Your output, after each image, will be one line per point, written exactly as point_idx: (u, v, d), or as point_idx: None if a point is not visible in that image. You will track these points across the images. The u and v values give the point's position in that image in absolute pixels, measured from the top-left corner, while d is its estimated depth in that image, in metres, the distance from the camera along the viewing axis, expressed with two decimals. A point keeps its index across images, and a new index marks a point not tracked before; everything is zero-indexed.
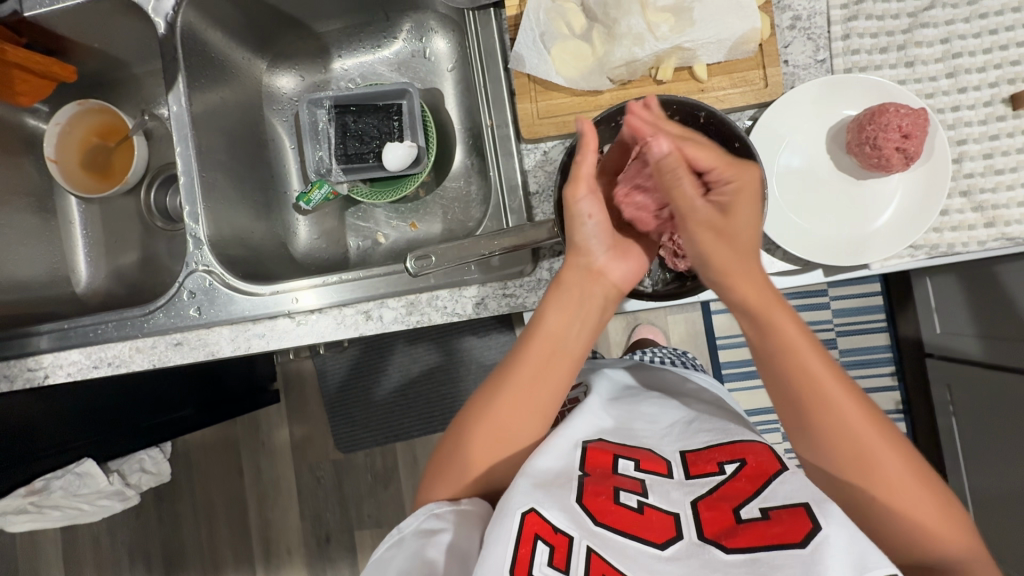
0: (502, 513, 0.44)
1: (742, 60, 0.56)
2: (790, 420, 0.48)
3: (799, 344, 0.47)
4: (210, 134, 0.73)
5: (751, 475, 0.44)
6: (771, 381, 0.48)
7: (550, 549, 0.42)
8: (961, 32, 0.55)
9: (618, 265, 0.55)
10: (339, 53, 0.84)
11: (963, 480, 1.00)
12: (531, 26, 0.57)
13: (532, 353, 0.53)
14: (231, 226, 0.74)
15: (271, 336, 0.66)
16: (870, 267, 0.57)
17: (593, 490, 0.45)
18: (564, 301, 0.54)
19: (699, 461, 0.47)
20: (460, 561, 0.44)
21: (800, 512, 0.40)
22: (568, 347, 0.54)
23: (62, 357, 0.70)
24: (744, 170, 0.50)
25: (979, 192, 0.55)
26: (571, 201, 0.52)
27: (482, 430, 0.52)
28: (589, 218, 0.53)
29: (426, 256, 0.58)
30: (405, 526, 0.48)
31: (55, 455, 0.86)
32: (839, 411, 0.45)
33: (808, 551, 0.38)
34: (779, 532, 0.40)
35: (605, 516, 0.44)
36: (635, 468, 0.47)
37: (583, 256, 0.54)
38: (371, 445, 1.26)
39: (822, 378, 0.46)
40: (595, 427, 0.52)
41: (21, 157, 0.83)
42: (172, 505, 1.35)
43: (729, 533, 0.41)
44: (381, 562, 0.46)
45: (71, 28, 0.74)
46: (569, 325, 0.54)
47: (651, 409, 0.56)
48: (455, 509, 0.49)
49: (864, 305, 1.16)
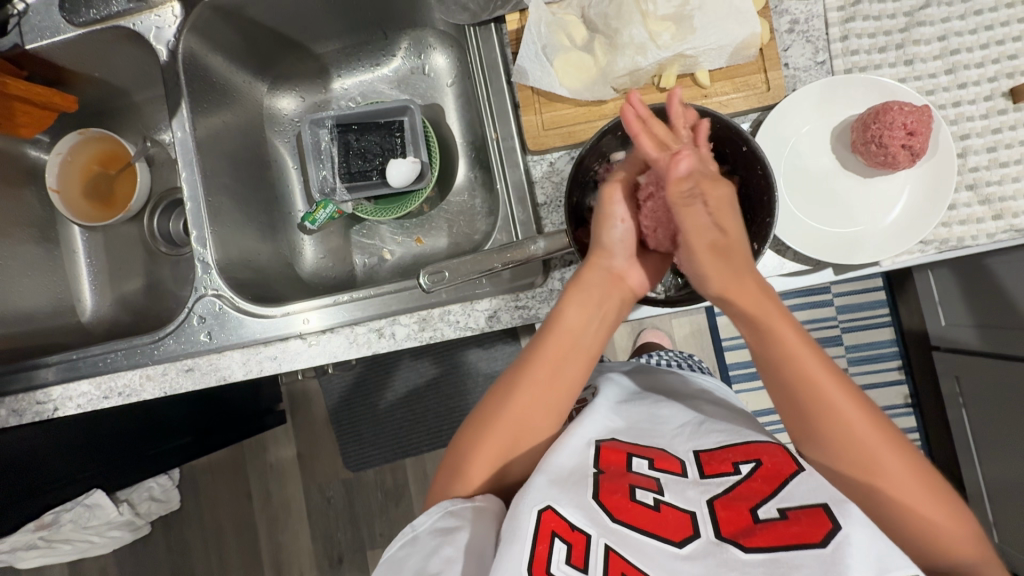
0: (517, 512, 0.44)
1: (744, 65, 0.57)
2: (793, 423, 0.48)
3: (799, 350, 0.47)
4: (215, 158, 0.73)
5: (767, 476, 0.44)
6: (775, 388, 0.48)
7: (567, 547, 0.42)
8: (957, 30, 0.56)
9: (638, 271, 0.56)
10: (339, 73, 0.84)
11: (977, 471, 1.00)
12: (532, 39, 0.58)
13: (552, 348, 0.53)
14: (239, 249, 0.74)
15: (284, 358, 0.66)
16: (881, 265, 0.57)
17: (609, 487, 0.45)
18: (584, 298, 0.54)
19: (713, 461, 0.47)
20: (477, 559, 0.43)
21: (819, 512, 0.40)
22: (585, 343, 0.54)
23: (71, 389, 0.69)
24: (721, 184, 0.50)
25: (986, 185, 0.56)
26: (607, 203, 0.54)
27: (492, 428, 0.51)
28: (620, 221, 0.55)
29: (440, 272, 0.58)
30: (419, 523, 0.47)
31: (64, 485, 0.86)
32: (844, 416, 0.45)
33: (829, 551, 0.38)
34: (799, 532, 0.39)
35: (621, 514, 0.43)
36: (650, 466, 0.47)
37: (606, 257, 0.55)
38: (381, 462, 1.25)
39: (825, 384, 0.46)
40: (606, 428, 0.52)
41: (22, 188, 0.83)
42: (181, 533, 1.33)
43: (747, 532, 0.41)
44: (394, 561, 0.45)
45: (72, 58, 0.75)
46: (588, 322, 0.54)
47: (662, 411, 0.55)
48: (469, 506, 0.48)
49: (868, 300, 1.16)
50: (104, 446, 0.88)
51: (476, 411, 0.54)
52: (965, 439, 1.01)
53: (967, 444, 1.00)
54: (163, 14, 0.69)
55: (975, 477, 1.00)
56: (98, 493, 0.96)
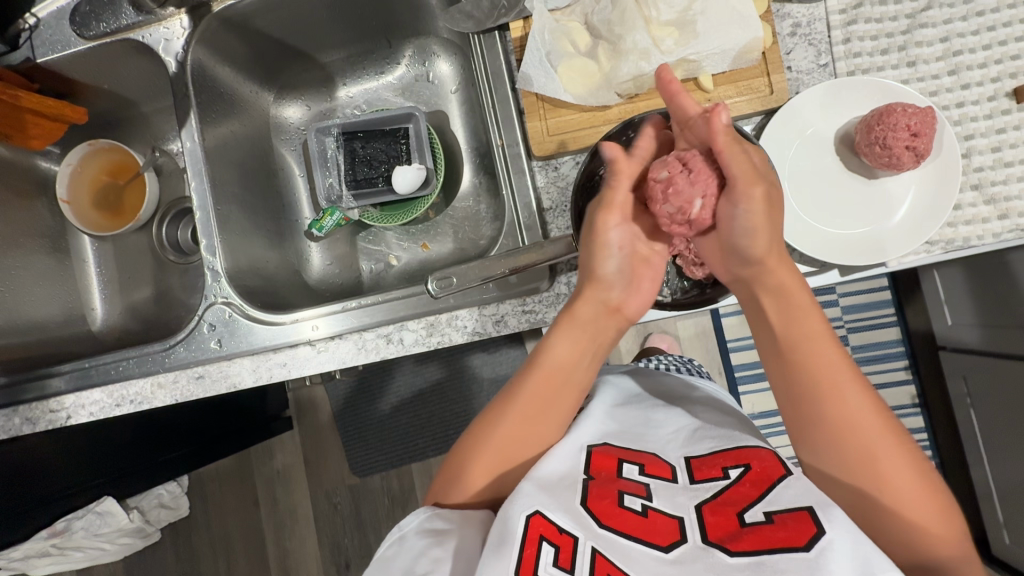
0: (507, 515, 0.44)
1: (746, 69, 0.57)
2: (793, 410, 0.48)
3: (806, 333, 0.47)
4: (223, 166, 0.74)
5: (754, 481, 0.44)
6: (781, 372, 0.48)
7: (555, 549, 0.42)
8: (959, 31, 0.56)
9: (635, 299, 0.55)
10: (344, 82, 0.85)
11: (986, 472, 0.99)
12: (537, 46, 0.58)
13: (538, 384, 0.53)
14: (248, 257, 0.74)
15: (292, 365, 0.66)
16: (888, 265, 0.57)
17: (598, 493, 0.46)
18: (576, 334, 0.53)
19: (703, 466, 0.47)
20: (466, 561, 0.44)
21: (805, 515, 0.40)
22: (574, 377, 0.54)
23: (83, 397, 0.70)
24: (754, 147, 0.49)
25: (991, 185, 0.56)
26: (602, 229, 0.51)
27: (496, 433, 0.52)
28: (617, 248, 0.52)
29: (447, 278, 0.58)
30: (406, 523, 0.48)
31: (73, 495, 0.87)
32: (844, 400, 0.45)
33: (813, 555, 0.38)
34: (784, 536, 0.40)
35: (609, 519, 0.44)
36: (640, 472, 0.47)
37: (604, 289, 0.53)
38: (386, 468, 1.26)
39: (829, 362, 0.46)
40: (601, 432, 0.52)
41: (34, 199, 0.84)
42: (189, 540, 1.33)
43: (733, 537, 0.41)
44: (380, 561, 0.46)
45: (82, 71, 0.76)
46: (579, 356, 0.54)
47: (657, 415, 0.55)
48: (457, 510, 0.49)
49: (874, 301, 1.16)
50: (108, 456, 0.88)
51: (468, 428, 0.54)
52: (973, 439, 1.00)
53: (976, 443, 1.00)
54: (172, 27, 0.70)
55: (985, 478, 0.99)
56: (109, 501, 0.97)
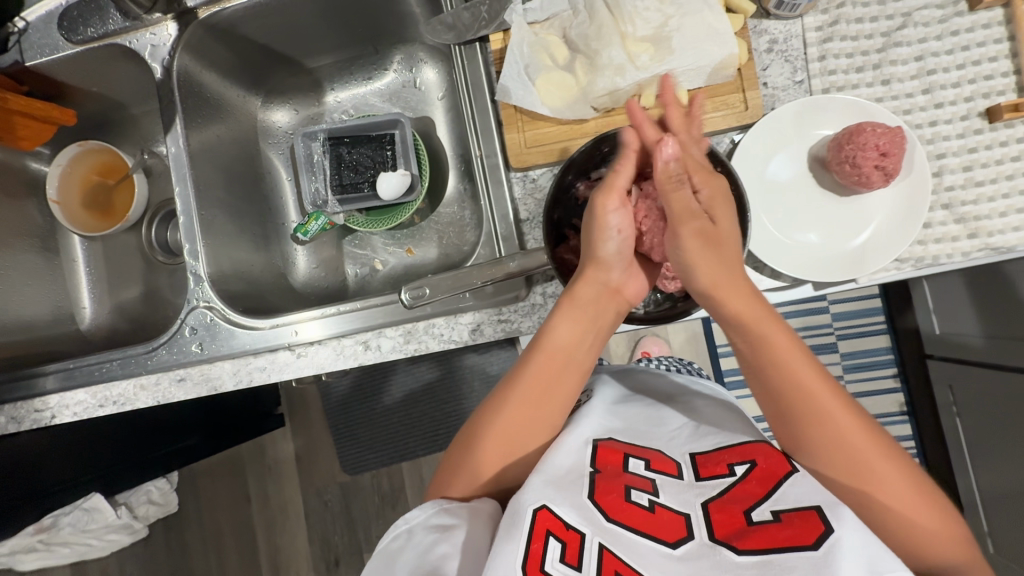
0: (514, 509, 0.45)
1: (722, 84, 0.58)
2: (780, 427, 0.48)
3: (784, 353, 0.47)
4: (207, 169, 0.74)
5: (761, 478, 0.45)
6: (765, 397, 0.49)
7: (562, 545, 0.42)
8: (934, 50, 0.57)
9: (633, 282, 0.56)
10: (332, 87, 0.86)
11: (971, 479, 1.01)
12: (515, 60, 0.59)
13: (543, 365, 0.53)
14: (231, 261, 0.75)
15: (272, 369, 0.67)
16: (858, 281, 0.57)
17: (604, 488, 0.46)
18: (578, 315, 0.54)
19: (708, 463, 0.47)
20: (471, 554, 0.44)
21: (812, 514, 0.41)
22: (578, 358, 0.54)
23: (68, 397, 0.71)
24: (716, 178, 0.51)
25: (961, 205, 0.56)
26: (601, 210, 0.53)
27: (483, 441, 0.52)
28: (617, 231, 0.54)
29: (421, 288, 0.59)
30: (413, 517, 0.49)
31: (66, 491, 0.88)
32: (828, 418, 0.45)
33: (820, 554, 0.39)
34: (791, 535, 0.40)
35: (616, 514, 0.44)
36: (645, 468, 0.48)
37: (604, 271, 0.54)
38: (376, 467, 1.27)
39: (811, 386, 0.46)
40: (604, 426, 0.53)
41: (23, 200, 0.85)
42: (182, 534, 1.31)
43: (741, 534, 0.42)
44: (388, 552, 0.47)
45: (72, 75, 0.77)
46: (580, 339, 0.54)
47: (657, 414, 0.56)
48: (466, 506, 0.49)
49: (863, 307, 1.16)
50: (110, 450, 0.91)
51: (475, 409, 0.55)
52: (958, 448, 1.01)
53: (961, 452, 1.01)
54: (159, 33, 0.71)
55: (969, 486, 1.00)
56: (95, 497, 1.01)
